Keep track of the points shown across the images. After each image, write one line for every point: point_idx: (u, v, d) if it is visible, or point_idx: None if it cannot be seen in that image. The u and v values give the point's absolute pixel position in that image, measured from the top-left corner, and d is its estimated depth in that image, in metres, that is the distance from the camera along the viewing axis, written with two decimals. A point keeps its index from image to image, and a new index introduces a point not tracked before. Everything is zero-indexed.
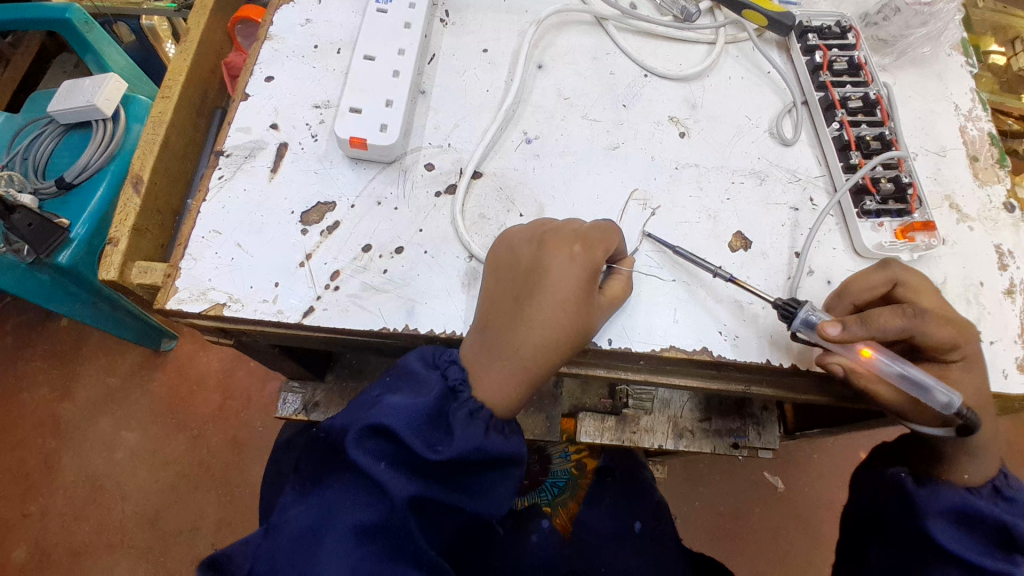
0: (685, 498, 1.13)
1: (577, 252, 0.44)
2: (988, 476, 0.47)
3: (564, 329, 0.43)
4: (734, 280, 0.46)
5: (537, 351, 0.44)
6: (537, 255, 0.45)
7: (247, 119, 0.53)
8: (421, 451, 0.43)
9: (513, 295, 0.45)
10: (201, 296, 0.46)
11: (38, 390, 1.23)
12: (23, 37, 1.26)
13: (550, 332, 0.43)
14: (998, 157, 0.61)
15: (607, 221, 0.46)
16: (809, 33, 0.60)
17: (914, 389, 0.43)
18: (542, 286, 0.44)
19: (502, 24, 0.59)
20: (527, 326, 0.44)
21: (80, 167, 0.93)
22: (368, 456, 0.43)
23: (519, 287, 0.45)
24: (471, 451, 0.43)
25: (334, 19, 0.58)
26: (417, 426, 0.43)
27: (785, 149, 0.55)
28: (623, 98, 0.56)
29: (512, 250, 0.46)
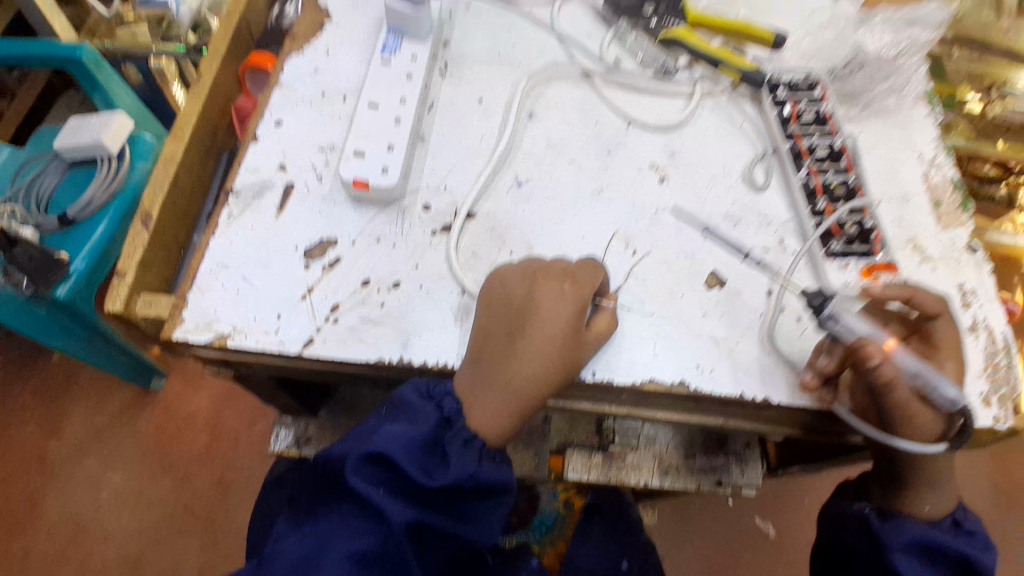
0: (677, 543, 1.13)
1: (565, 287, 0.48)
2: (948, 509, 0.50)
3: (554, 362, 0.46)
4: (754, 268, 0.51)
5: (528, 383, 0.47)
6: (528, 292, 0.48)
7: (256, 161, 0.57)
8: (418, 477, 0.45)
9: (507, 330, 0.48)
10: (207, 327, 0.49)
11: (28, 425, 1.23)
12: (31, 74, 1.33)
13: (540, 364, 0.46)
14: (961, 203, 0.65)
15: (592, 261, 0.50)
16: (780, 86, 0.65)
17: (928, 378, 0.46)
18: (534, 321, 0.47)
19: (496, 76, 0.63)
20: (519, 359, 0.47)
21: (83, 202, 0.96)
22: (366, 483, 0.45)
23: (512, 323, 0.47)
24: (465, 478, 0.46)
25: (340, 69, 0.62)
26: (413, 454, 0.45)
27: (757, 195, 0.60)
28: (608, 146, 0.60)
29: (505, 287, 0.49)
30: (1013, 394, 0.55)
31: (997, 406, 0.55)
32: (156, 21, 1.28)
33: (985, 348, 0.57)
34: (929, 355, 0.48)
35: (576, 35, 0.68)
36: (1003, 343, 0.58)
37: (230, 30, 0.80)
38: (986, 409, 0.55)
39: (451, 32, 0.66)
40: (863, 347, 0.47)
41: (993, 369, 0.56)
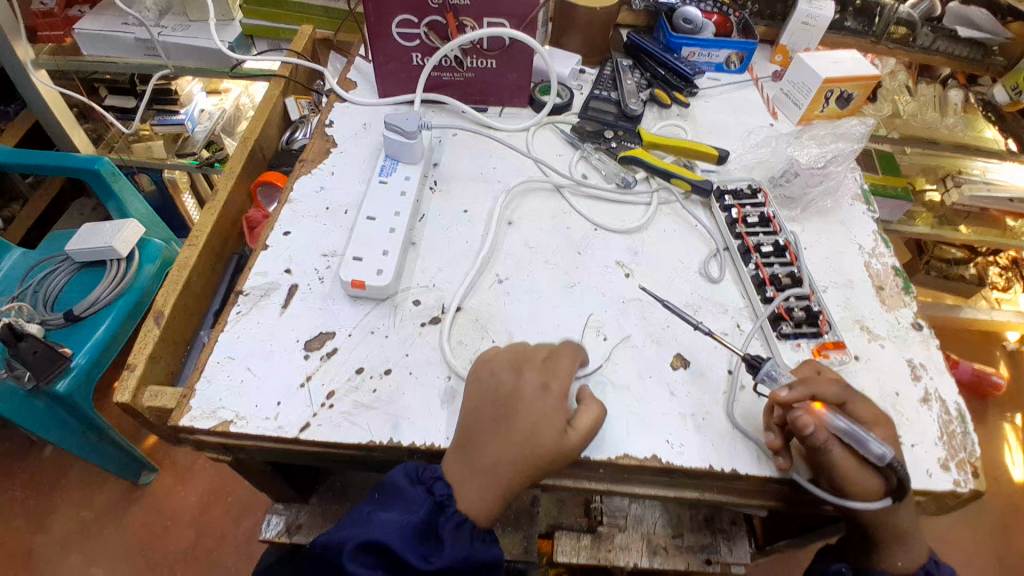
0: None
1: (546, 376, 0.52)
2: (920, 562, 0.52)
3: (533, 445, 0.49)
4: (712, 334, 0.58)
5: (510, 467, 0.50)
6: (514, 382, 0.52)
7: (265, 265, 0.64)
8: (416, 562, 0.47)
9: (492, 416, 0.51)
10: (211, 414, 0.53)
11: (8, 528, 1.21)
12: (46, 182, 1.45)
13: (520, 447, 0.49)
14: (902, 286, 0.71)
15: (574, 348, 0.55)
16: (726, 194, 0.74)
17: (857, 437, 0.48)
18: (517, 410, 0.51)
19: (479, 192, 0.73)
20: (502, 445, 0.50)
21: (90, 301, 1.03)
22: (364, 570, 0.47)
23: (497, 412, 0.51)
24: (460, 560, 0.48)
25: (343, 187, 0.72)
26: (409, 541, 0.47)
27: (713, 286, 0.67)
28: (578, 247, 0.68)
29: (491, 377, 0.53)
30: (972, 459, 0.58)
31: (956, 471, 0.57)
32: (173, 137, 1.43)
33: (939, 417, 0.61)
34: (876, 425, 0.53)
35: (548, 156, 0.79)
36: (956, 411, 0.61)
37: (247, 151, 0.91)
38: (947, 474, 0.57)
39: (440, 155, 0.77)
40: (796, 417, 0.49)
41: (948, 437, 0.59)
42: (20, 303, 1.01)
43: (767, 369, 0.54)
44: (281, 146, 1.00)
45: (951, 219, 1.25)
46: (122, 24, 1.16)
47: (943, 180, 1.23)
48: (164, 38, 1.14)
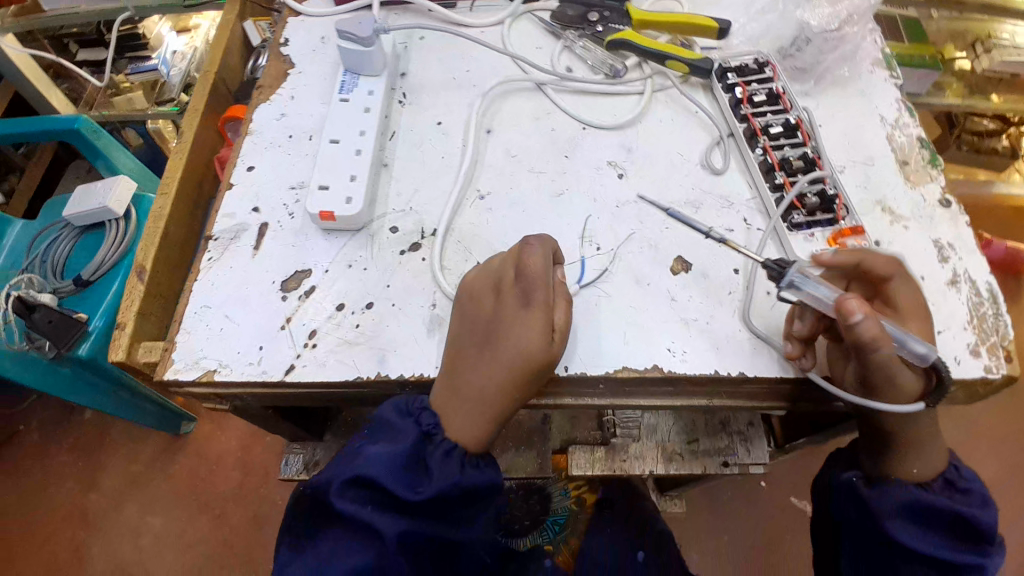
0: (713, 530, 1.16)
1: (523, 290, 0.48)
2: (939, 469, 0.49)
3: (518, 365, 0.47)
4: (727, 240, 0.52)
5: (497, 391, 0.48)
6: (494, 304, 0.49)
7: (231, 206, 0.60)
8: (404, 492, 0.46)
9: (474, 341, 0.49)
10: (195, 365, 0.51)
11: (65, 484, 1.29)
12: (36, 150, 1.43)
13: (505, 370, 0.47)
14: (928, 159, 0.65)
15: (537, 240, 0.49)
16: (728, 72, 0.66)
17: (899, 338, 0.45)
18: (499, 331, 0.48)
19: (452, 100, 0.66)
20: (486, 369, 0.48)
21: (96, 264, 1.02)
22: (354, 503, 0.47)
23: (479, 336, 0.49)
24: (450, 487, 0.47)
25: (306, 111, 0.66)
26: (396, 472, 0.47)
27: (717, 178, 0.61)
28: (565, 150, 0.62)
29: (469, 300, 0.50)
30: (1003, 342, 0.54)
31: (987, 357, 0.53)
32: (150, 84, 1.33)
33: (969, 299, 0.56)
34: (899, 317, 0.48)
35: (526, 50, 0.71)
36: (988, 293, 0.56)
37: (208, 85, 0.84)
38: (977, 360, 0.53)
39: (407, 64, 0.69)
40: (845, 302, 0.44)
41: (978, 321, 0.55)
42: (29, 276, 1.02)
43: (792, 276, 0.48)
44: (245, 77, 0.92)
45: (982, 87, 1.10)
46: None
47: (972, 46, 1.10)
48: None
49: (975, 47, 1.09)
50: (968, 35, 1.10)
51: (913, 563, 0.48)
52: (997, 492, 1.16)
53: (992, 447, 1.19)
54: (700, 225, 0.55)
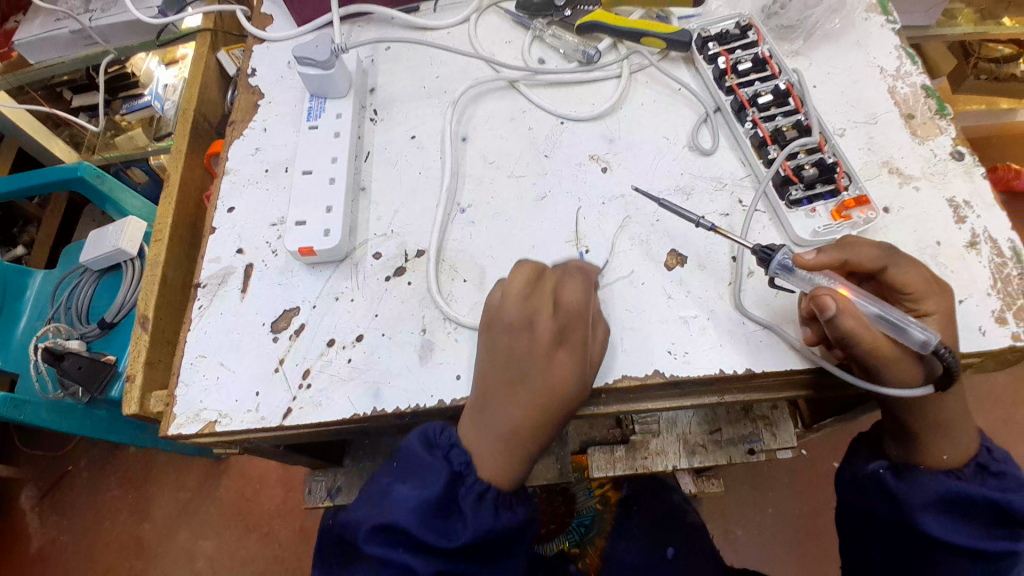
0: (755, 505, 1.14)
1: (559, 320, 0.46)
2: (971, 453, 0.48)
3: (550, 399, 0.46)
4: (716, 228, 0.50)
5: (529, 422, 0.47)
6: (528, 334, 0.46)
7: (216, 250, 0.59)
8: (436, 541, 0.45)
9: (502, 376, 0.47)
10: (197, 417, 0.51)
11: (117, 518, 1.34)
12: (49, 199, 1.47)
13: (535, 403, 0.46)
14: (936, 108, 0.60)
15: (578, 273, 0.48)
16: (709, 42, 0.62)
17: (896, 322, 0.43)
18: (533, 361, 0.46)
19: (425, 110, 0.64)
20: (518, 403, 0.47)
21: (118, 305, 1.06)
22: (385, 550, 0.46)
23: (513, 367, 0.47)
24: (484, 533, 0.45)
25: (278, 142, 0.65)
26: (426, 518, 0.45)
27: (708, 159, 0.58)
28: (544, 148, 0.60)
29: (504, 333, 0.47)
30: None
31: (1014, 322, 0.50)
32: (148, 120, 1.36)
33: (990, 261, 0.52)
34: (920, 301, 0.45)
35: (495, 47, 0.68)
36: (1011, 251, 0.53)
37: (188, 124, 0.84)
38: (1003, 328, 0.50)
39: (375, 78, 0.67)
40: (816, 296, 0.43)
41: (1003, 282, 0.52)
42: (56, 325, 1.05)
43: (781, 258, 0.47)
44: (224, 109, 0.92)
45: (993, 12, 1.03)
46: (56, 21, 1.04)
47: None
48: (96, 24, 1.01)
49: None
50: None
51: (948, 552, 0.47)
52: None
53: None
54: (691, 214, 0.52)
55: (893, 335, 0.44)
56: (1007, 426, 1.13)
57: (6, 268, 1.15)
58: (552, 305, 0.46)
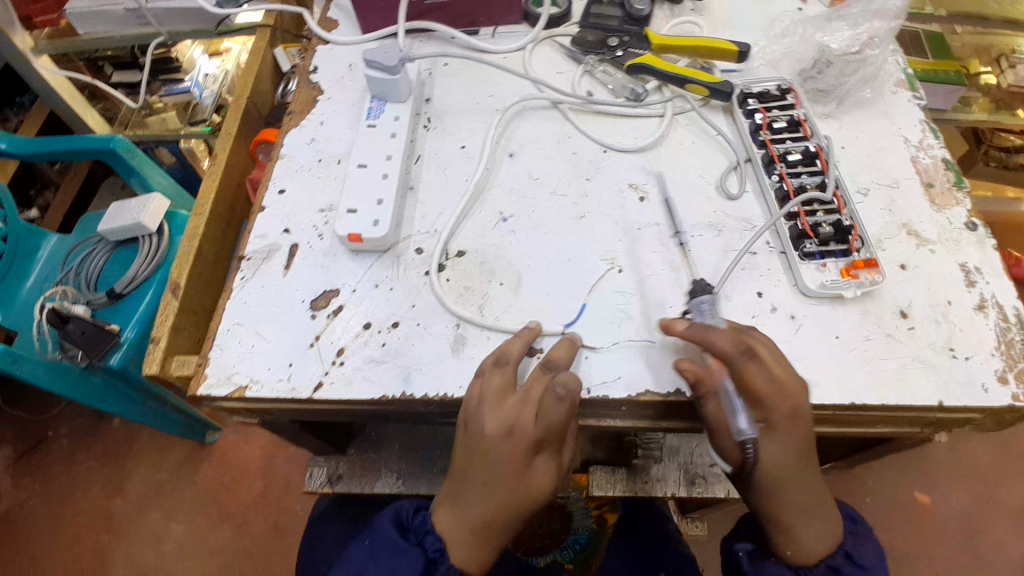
0: None
1: (536, 434, 0.48)
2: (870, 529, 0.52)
3: (522, 500, 0.48)
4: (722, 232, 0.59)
5: (502, 524, 0.49)
6: (506, 445, 0.48)
7: (264, 227, 0.62)
8: None
9: (479, 474, 0.49)
10: (227, 381, 0.53)
11: (89, 491, 1.32)
12: (73, 167, 1.49)
13: (509, 507, 0.48)
14: (953, 181, 0.65)
15: (565, 392, 0.47)
16: (750, 98, 0.67)
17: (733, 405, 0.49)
18: (509, 470, 0.48)
19: (476, 123, 0.68)
20: (490, 500, 0.48)
21: (129, 278, 1.05)
22: None
23: (488, 475, 0.48)
24: None
25: (335, 135, 0.68)
26: None
27: (734, 203, 0.61)
28: (587, 173, 0.63)
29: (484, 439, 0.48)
30: None
31: (1015, 384, 0.53)
32: (183, 104, 1.39)
33: (996, 325, 0.56)
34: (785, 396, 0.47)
35: (547, 75, 0.72)
36: (1015, 318, 0.56)
37: (241, 108, 0.88)
38: (1005, 387, 0.53)
39: (432, 89, 0.72)
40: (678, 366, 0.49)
41: (1006, 345, 0.55)
42: (65, 287, 1.06)
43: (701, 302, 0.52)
44: (275, 100, 0.96)
45: (1008, 104, 1.09)
46: None
47: (997, 61, 1.11)
48: (152, 7, 1.05)
49: (1000, 62, 1.09)
50: (993, 50, 1.11)
51: None
52: None
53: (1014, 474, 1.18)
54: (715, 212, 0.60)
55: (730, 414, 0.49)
56: (984, 503, 1.16)
57: (22, 228, 1.16)
58: (536, 411, 0.48)
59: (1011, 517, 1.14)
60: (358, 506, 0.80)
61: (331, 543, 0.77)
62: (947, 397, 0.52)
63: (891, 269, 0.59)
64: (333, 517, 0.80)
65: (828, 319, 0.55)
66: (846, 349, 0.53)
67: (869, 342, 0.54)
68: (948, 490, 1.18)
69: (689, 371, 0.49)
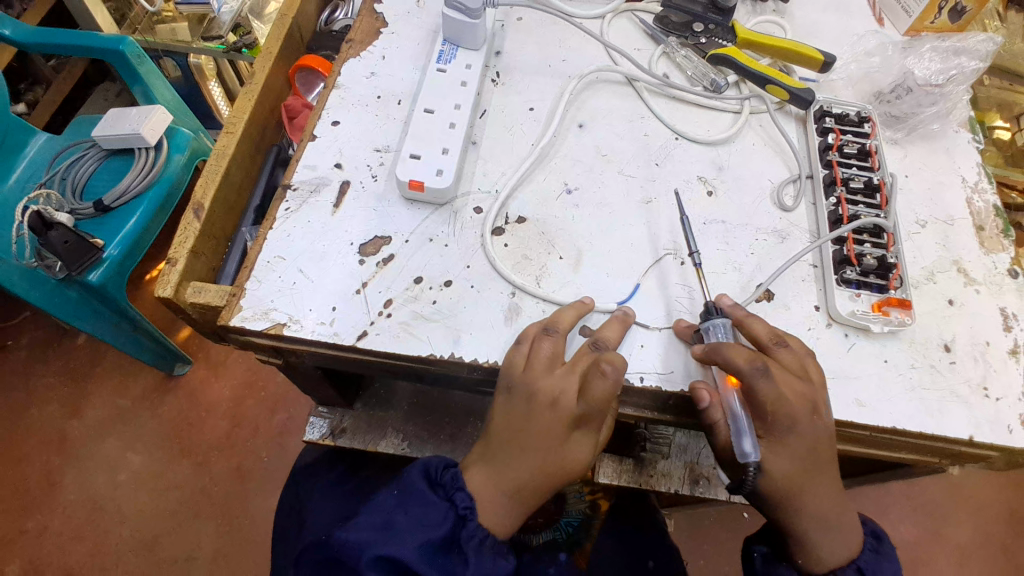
0: (691, 554, 1.17)
1: (581, 408, 0.46)
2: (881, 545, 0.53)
3: (555, 470, 0.47)
4: (784, 241, 0.58)
5: (537, 490, 0.48)
6: (548, 414, 0.46)
7: (313, 158, 0.58)
8: None
9: (518, 438, 0.47)
10: (264, 316, 0.50)
11: (47, 408, 1.26)
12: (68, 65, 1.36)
13: (545, 475, 0.47)
14: (1003, 228, 0.64)
15: (611, 369, 0.45)
16: (828, 116, 0.65)
17: (737, 426, 0.48)
18: (549, 439, 0.47)
19: (546, 86, 0.65)
20: (527, 464, 0.47)
21: (118, 192, 0.98)
22: None
23: (525, 442, 0.47)
24: None
25: (396, 74, 0.64)
26: (429, 556, 0.45)
27: (786, 215, 0.59)
28: (656, 157, 0.61)
29: (527, 404, 0.47)
30: None
31: None
32: (197, 18, 1.27)
33: None
34: (805, 420, 0.47)
35: (624, 49, 0.69)
36: None
37: (284, 28, 0.82)
38: None
39: (502, 43, 0.68)
40: (695, 389, 0.48)
41: None
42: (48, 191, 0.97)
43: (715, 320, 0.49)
44: (318, 29, 0.90)
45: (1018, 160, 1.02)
46: None
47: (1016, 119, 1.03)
48: None
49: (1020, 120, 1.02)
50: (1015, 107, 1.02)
51: None
52: (969, 559, 1.20)
53: (965, 517, 1.23)
54: (774, 220, 0.59)
55: (731, 433, 0.49)
56: (932, 539, 1.21)
57: (11, 121, 1.07)
58: (579, 386, 0.46)
59: (953, 555, 1.20)
60: (346, 463, 0.77)
61: (314, 495, 0.74)
62: (978, 433, 0.52)
63: (939, 303, 0.59)
64: (320, 470, 0.77)
65: (879, 342, 0.54)
66: (893, 374, 0.53)
67: (910, 369, 0.54)
68: (902, 521, 1.23)
69: (705, 393, 0.48)
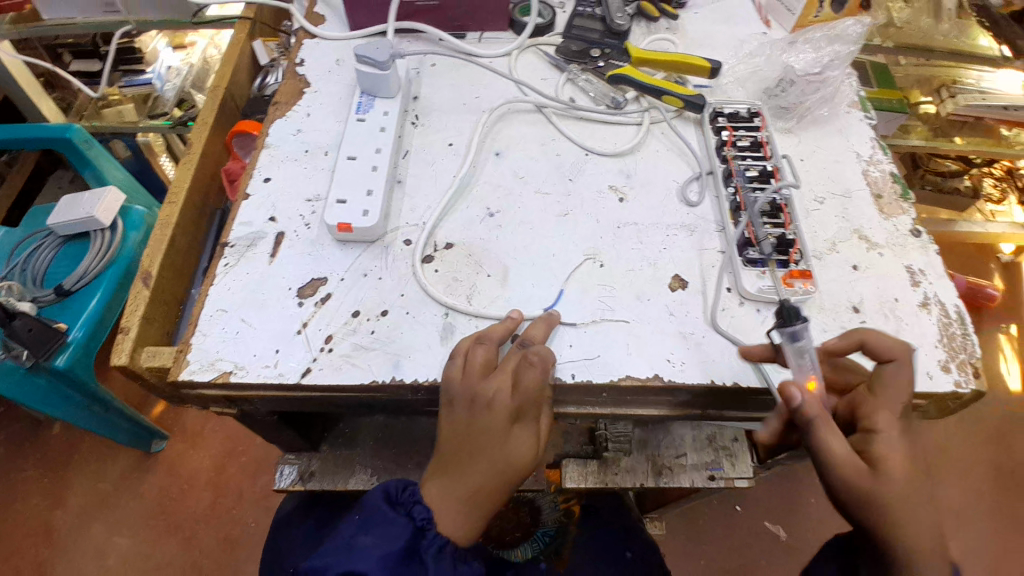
0: (688, 556, 1.18)
1: (517, 403, 0.49)
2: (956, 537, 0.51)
3: (503, 468, 0.49)
4: (694, 234, 0.63)
5: (488, 491, 0.50)
6: (486, 413, 0.49)
7: (248, 215, 0.62)
8: None
9: (464, 443, 0.50)
10: (211, 366, 0.52)
11: (29, 500, 1.23)
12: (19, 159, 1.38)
13: (492, 474, 0.49)
14: (900, 193, 0.70)
15: (538, 358, 0.49)
16: (720, 116, 0.71)
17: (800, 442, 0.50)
18: (491, 439, 0.49)
19: (462, 123, 0.70)
20: (475, 466, 0.49)
21: (78, 274, 0.99)
22: None
23: (470, 445, 0.50)
24: None
25: (321, 128, 0.69)
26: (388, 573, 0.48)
27: (693, 210, 0.65)
28: (569, 173, 0.66)
29: (466, 408, 0.50)
30: (972, 359, 0.58)
31: (956, 372, 0.58)
32: (142, 98, 1.32)
33: (939, 320, 0.61)
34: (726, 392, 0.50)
35: (532, 80, 0.75)
36: (956, 314, 0.61)
37: (217, 99, 0.87)
38: (947, 375, 0.57)
39: (419, 88, 0.73)
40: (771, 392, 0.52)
41: (947, 339, 0.60)
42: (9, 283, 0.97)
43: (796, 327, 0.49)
44: (252, 95, 0.95)
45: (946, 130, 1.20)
46: None
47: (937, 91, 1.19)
48: None
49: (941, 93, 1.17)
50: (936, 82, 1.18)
51: None
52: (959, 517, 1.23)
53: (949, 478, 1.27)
54: (683, 216, 0.64)
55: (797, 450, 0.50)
56: None
57: None
58: (512, 382, 0.50)
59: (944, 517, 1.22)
60: (325, 506, 0.78)
61: (296, 543, 0.74)
62: None
63: (845, 269, 0.64)
64: (299, 518, 0.78)
65: None
66: None
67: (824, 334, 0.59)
68: None
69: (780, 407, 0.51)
